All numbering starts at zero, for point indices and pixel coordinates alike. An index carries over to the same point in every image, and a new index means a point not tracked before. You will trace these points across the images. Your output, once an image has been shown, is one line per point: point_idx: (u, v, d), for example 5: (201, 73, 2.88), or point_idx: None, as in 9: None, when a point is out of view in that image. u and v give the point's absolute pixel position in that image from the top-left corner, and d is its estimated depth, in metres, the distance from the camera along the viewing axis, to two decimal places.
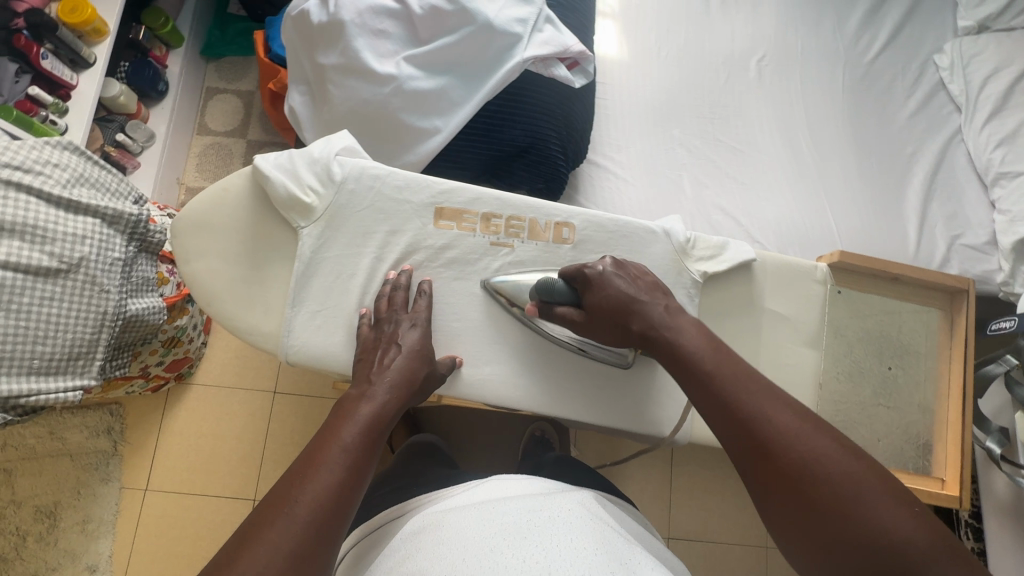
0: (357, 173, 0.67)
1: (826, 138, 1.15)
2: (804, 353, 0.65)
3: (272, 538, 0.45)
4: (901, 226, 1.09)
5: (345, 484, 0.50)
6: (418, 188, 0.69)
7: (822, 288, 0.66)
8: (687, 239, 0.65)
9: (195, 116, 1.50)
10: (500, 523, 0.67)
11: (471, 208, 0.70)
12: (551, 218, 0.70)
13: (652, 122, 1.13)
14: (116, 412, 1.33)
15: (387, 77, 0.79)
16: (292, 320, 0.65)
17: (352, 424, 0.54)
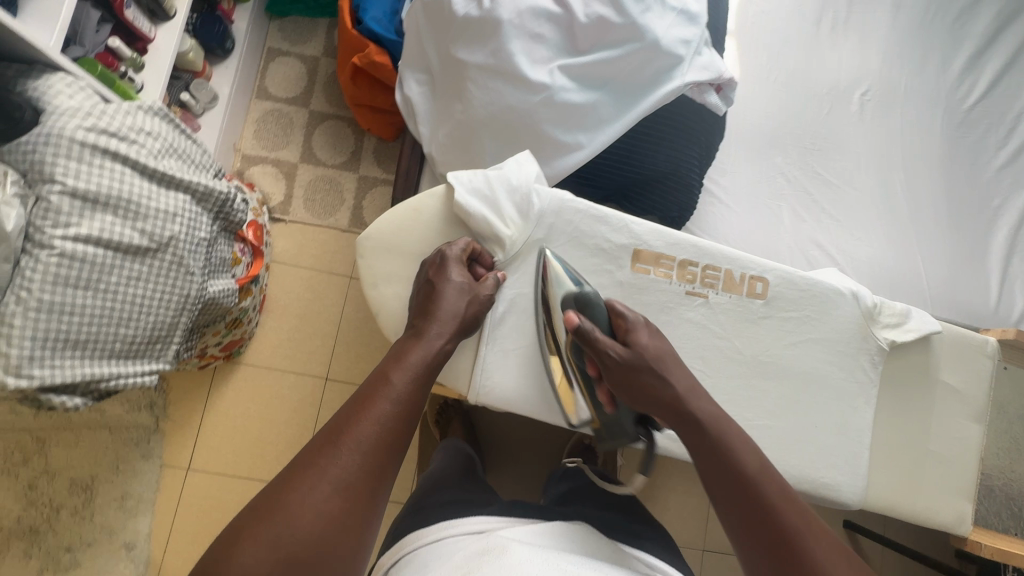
0: (556, 207, 0.65)
1: (921, 182, 1.15)
2: (971, 428, 0.65)
3: (315, 482, 0.47)
4: (984, 278, 1.12)
5: (398, 423, 0.52)
6: (616, 228, 0.65)
7: (992, 363, 0.65)
8: (877, 305, 0.63)
9: (255, 77, 1.40)
10: (573, 572, 0.58)
11: (668, 253, 0.65)
12: (748, 270, 0.64)
13: (755, 148, 1.11)
14: (160, 387, 1.27)
15: (540, 86, 0.75)
16: (483, 360, 0.67)
17: (405, 366, 0.56)
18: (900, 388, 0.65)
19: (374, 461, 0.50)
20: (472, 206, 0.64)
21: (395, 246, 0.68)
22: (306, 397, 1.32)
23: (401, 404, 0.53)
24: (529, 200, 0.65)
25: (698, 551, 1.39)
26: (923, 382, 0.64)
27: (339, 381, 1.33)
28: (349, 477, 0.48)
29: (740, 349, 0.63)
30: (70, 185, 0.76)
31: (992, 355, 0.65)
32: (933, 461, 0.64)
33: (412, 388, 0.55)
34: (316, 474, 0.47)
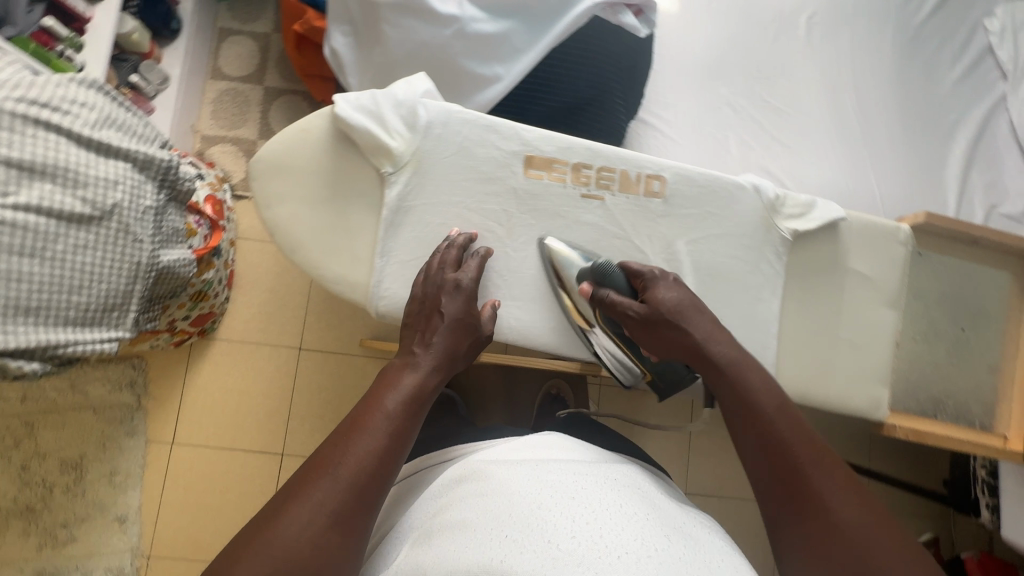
0: (443, 118, 0.62)
1: (872, 103, 1.13)
2: (885, 313, 0.65)
3: (297, 513, 0.45)
4: (941, 193, 1.10)
5: (384, 450, 0.50)
6: (507, 136, 0.64)
7: (905, 249, 0.65)
8: (778, 197, 0.62)
9: (209, 59, 1.42)
10: (549, 477, 0.56)
11: (561, 157, 0.65)
12: (643, 169, 0.65)
13: (698, 80, 1.10)
14: (139, 366, 1.31)
15: (449, 19, 0.75)
16: (383, 268, 0.62)
17: (396, 396, 0.53)
18: (809, 278, 0.65)
19: (358, 491, 0.48)
20: (355, 120, 0.61)
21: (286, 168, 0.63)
22: (281, 368, 1.35)
23: (393, 428, 0.51)
24: (414, 113, 0.61)
25: None
26: (833, 268, 0.64)
27: (313, 350, 1.36)
28: (329, 514, 0.46)
29: (644, 250, 0.64)
30: (5, 154, 0.78)
31: (904, 241, 0.65)
32: (846, 347, 0.64)
33: (402, 415, 0.52)
34: (296, 510, 0.46)
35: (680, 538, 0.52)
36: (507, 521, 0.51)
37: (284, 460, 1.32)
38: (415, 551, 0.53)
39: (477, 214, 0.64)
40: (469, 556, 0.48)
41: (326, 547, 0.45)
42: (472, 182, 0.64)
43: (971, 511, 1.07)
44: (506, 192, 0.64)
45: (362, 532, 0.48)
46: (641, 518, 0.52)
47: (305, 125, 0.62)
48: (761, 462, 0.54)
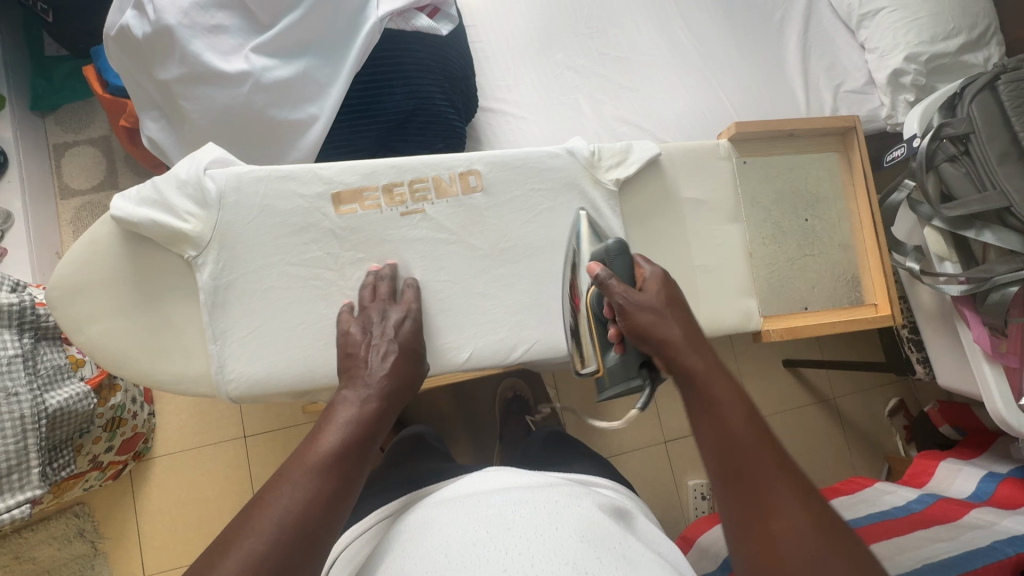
0: (234, 181, 0.54)
1: (702, 26, 1.16)
2: (728, 229, 0.69)
3: (241, 549, 0.39)
4: (788, 89, 1.14)
5: (331, 481, 0.45)
6: (305, 179, 0.56)
7: (729, 163, 0.69)
8: (592, 154, 0.63)
9: (52, 179, 1.34)
10: (489, 514, 0.58)
11: (369, 183, 0.58)
12: (455, 168, 0.60)
13: (533, 52, 1.11)
14: (83, 512, 1.23)
15: (241, 76, 0.72)
16: (222, 354, 0.54)
17: (343, 422, 0.48)
18: (649, 221, 0.66)
19: (303, 528, 0.42)
20: (136, 215, 0.53)
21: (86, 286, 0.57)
22: (232, 462, 1.30)
23: (342, 454, 0.47)
24: (200, 187, 0.53)
25: (660, 447, 1.43)
26: (671, 204, 0.67)
27: (259, 433, 1.32)
28: (267, 556, 0.39)
29: (478, 244, 0.61)
30: None
31: (725, 156, 0.69)
32: (701, 274, 0.67)
33: (350, 445, 0.47)
34: (228, 557, 0.39)
35: (613, 559, 0.53)
36: (443, 560, 0.53)
37: None
38: None
39: (305, 268, 0.56)
40: None
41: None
42: (283, 237, 0.56)
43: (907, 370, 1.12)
44: (321, 234, 0.56)
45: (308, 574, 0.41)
46: (572, 541, 0.54)
47: (87, 237, 0.56)
48: (727, 483, 0.48)
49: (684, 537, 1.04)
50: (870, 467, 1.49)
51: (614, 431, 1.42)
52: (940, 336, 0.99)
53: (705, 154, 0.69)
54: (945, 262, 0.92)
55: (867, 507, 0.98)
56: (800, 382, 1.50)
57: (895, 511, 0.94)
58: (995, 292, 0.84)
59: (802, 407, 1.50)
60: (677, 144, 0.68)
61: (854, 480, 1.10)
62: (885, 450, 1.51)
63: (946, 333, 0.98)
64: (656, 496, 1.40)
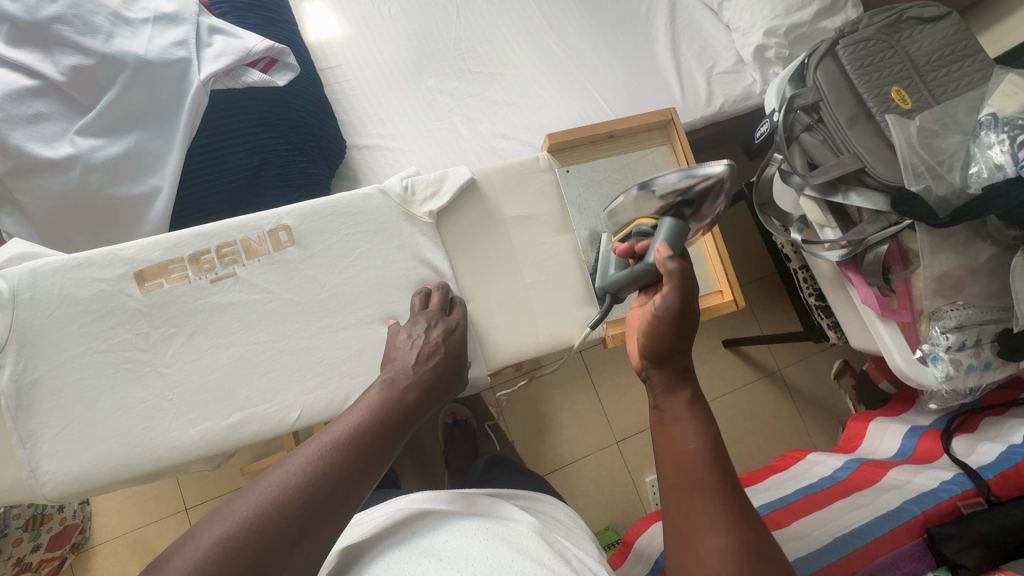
0: (27, 278, 0.53)
1: (570, 31, 1.17)
2: (558, 242, 0.69)
3: (268, 485, 0.45)
4: (663, 79, 1.15)
5: (350, 454, 0.49)
6: (107, 264, 0.55)
7: (551, 173, 0.70)
8: (402, 189, 0.62)
9: None
10: (424, 544, 0.55)
11: (175, 256, 0.57)
12: (262, 227, 0.59)
13: (403, 82, 1.10)
14: None
15: (68, 161, 0.71)
16: (33, 457, 0.53)
17: (382, 402, 0.54)
18: (479, 244, 0.67)
19: (320, 493, 0.46)
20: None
21: None
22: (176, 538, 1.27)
23: (372, 433, 0.52)
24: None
25: (612, 448, 1.42)
26: (498, 226, 0.67)
27: (201, 502, 1.29)
28: (282, 503, 0.44)
29: (298, 298, 0.60)
30: None
31: (546, 167, 0.69)
32: (537, 291, 0.68)
33: (374, 428, 0.52)
34: (248, 499, 0.44)
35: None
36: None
37: None
38: None
39: (114, 353, 0.55)
40: None
41: (283, 535, 0.43)
42: (86, 325, 0.55)
43: (822, 336, 1.12)
44: (124, 316, 0.55)
45: (327, 528, 0.46)
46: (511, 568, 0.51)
47: None
48: (675, 499, 0.51)
49: (624, 541, 1.03)
50: (825, 434, 1.49)
51: (564, 440, 1.41)
52: (839, 299, 0.99)
53: (525, 170, 0.69)
54: (826, 230, 0.92)
55: (796, 482, 0.97)
56: (742, 360, 1.50)
57: (822, 482, 0.93)
58: (870, 252, 0.85)
59: (748, 385, 1.49)
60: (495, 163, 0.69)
61: (790, 456, 1.09)
62: (838, 414, 1.51)
63: (843, 297, 0.98)
64: (614, 499, 1.38)
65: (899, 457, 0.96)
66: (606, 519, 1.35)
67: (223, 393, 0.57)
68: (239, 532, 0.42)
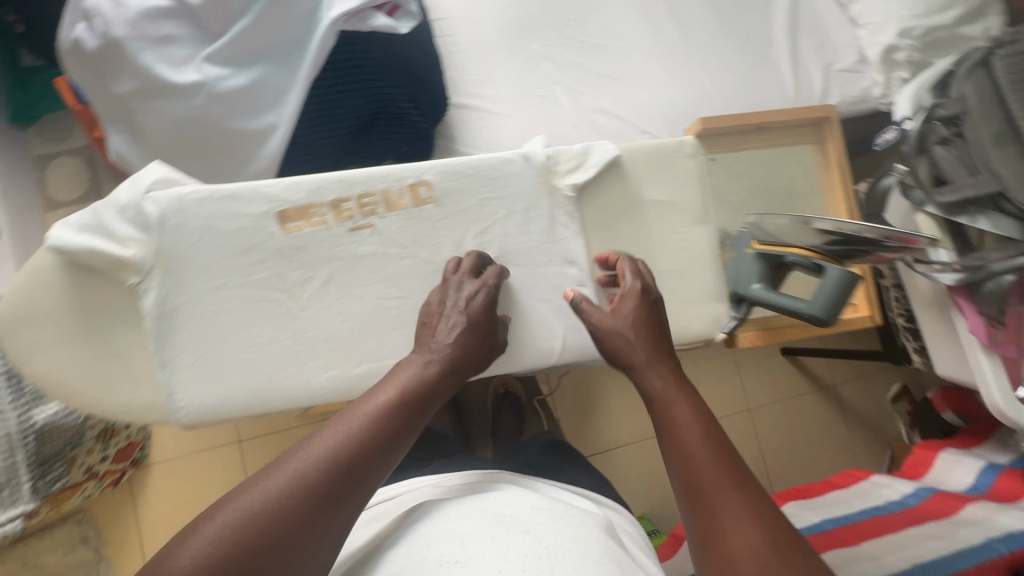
0: (175, 205, 0.54)
1: (683, 7, 1.12)
2: (696, 232, 0.67)
3: (287, 471, 0.44)
4: (777, 70, 1.09)
5: (368, 439, 0.47)
6: (249, 200, 0.56)
7: (697, 159, 0.67)
8: (549, 158, 0.62)
9: (38, 191, 1.34)
10: (504, 515, 0.59)
11: (315, 200, 0.57)
12: (404, 180, 0.59)
13: (508, 43, 1.07)
14: (86, 519, 1.26)
15: (194, 87, 0.70)
16: (170, 381, 0.55)
17: (396, 381, 0.51)
18: (616, 225, 0.65)
19: (336, 480, 0.45)
20: (76, 244, 0.53)
21: (25, 319, 0.56)
22: (228, 467, 1.31)
23: (387, 417, 0.49)
24: (140, 211, 0.53)
25: (655, 439, 1.42)
26: (635, 208, 0.66)
27: (253, 437, 1.33)
28: (298, 492, 0.43)
29: (431, 258, 0.60)
30: None
31: (691, 152, 0.67)
32: (667, 280, 0.66)
33: (391, 414, 0.49)
34: (264, 483, 0.44)
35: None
36: (457, 548, 0.54)
37: None
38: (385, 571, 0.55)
39: (252, 290, 0.56)
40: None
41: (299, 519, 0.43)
42: (227, 259, 0.56)
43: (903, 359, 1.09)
44: (268, 255, 0.55)
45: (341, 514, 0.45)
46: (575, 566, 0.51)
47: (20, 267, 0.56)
48: (707, 549, 0.44)
49: (673, 534, 1.03)
50: (871, 455, 1.46)
51: (610, 425, 1.41)
52: (936, 324, 0.95)
53: (671, 153, 0.67)
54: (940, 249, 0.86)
55: (861, 501, 0.95)
56: (799, 370, 1.47)
57: (890, 506, 0.92)
58: (991, 281, 0.81)
59: (801, 396, 1.46)
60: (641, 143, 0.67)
61: (851, 474, 1.08)
62: (887, 437, 1.48)
63: (942, 322, 0.94)
64: (651, 489, 1.38)
65: (972, 492, 0.93)
66: (641, 508, 1.37)
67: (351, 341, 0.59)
68: (258, 520, 0.41)
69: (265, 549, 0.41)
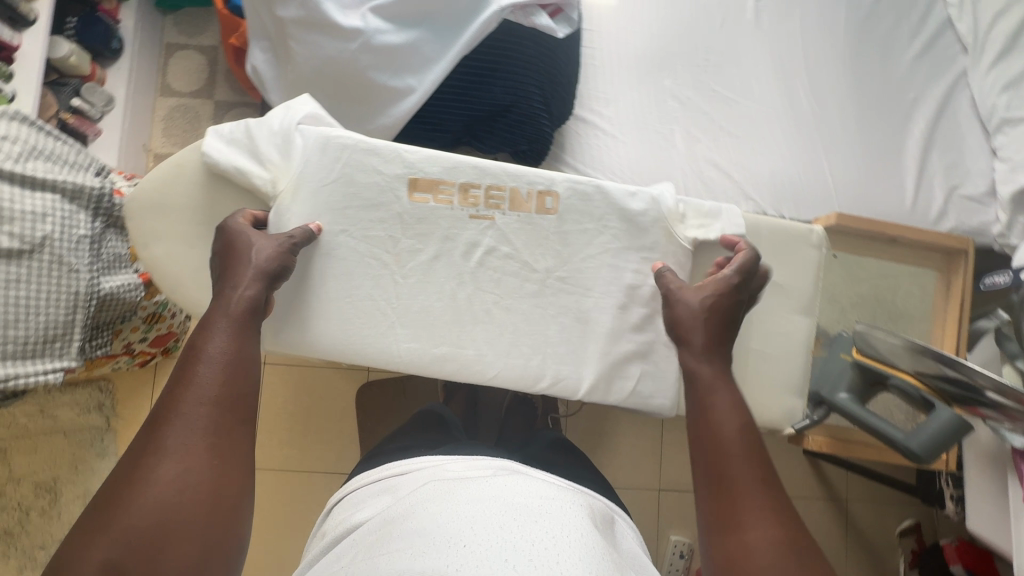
0: (321, 142, 0.60)
1: (824, 87, 1.09)
2: (799, 320, 0.68)
3: (167, 450, 0.47)
4: (899, 177, 1.06)
5: (225, 395, 0.50)
6: (388, 158, 0.62)
7: (819, 250, 0.68)
8: (675, 210, 0.64)
9: (157, 75, 1.40)
10: (514, 500, 0.53)
11: (447, 178, 0.63)
12: (534, 185, 0.63)
13: (643, 72, 1.07)
14: (106, 388, 1.32)
15: (353, 32, 0.73)
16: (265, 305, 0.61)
17: (215, 332, 0.53)
18: None
19: (210, 449, 0.48)
20: (225, 157, 0.60)
21: (162, 205, 0.63)
22: None
23: (228, 368, 0.52)
24: (289, 140, 0.60)
25: (653, 493, 1.40)
26: None
27: (277, 363, 1.36)
28: (187, 473, 0.46)
29: (535, 266, 0.63)
30: None
31: (817, 244, 0.68)
32: (759, 362, 0.67)
33: (235, 367, 0.52)
34: (161, 468, 0.46)
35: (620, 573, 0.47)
36: (467, 531, 0.47)
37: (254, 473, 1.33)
38: (371, 552, 0.48)
39: (367, 244, 0.61)
40: (423, 560, 0.44)
41: (216, 473, 0.48)
42: (354, 209, 0.61)
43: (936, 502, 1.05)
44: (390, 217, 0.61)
45: (244, 442, 0.50)
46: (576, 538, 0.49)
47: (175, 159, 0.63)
48: (716, 539, 0.47)
49: None
50: None
51: (614, 465, 1.40)
52: (983, 480, 0.91)
53: (794, 236, 0.68)
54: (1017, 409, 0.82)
55: None
56: (817, 474, 1.43)
57: None
58: None
59: (811, 499, 1.42)
60: (769, 220, 0.68)
61: None
62: (886, 569, 1.42)
63: (995, 480, 0.90)
64: None
65: None
66: None
67: (434, 320, 0.62)
68: (164, 509, 0.44)
69: (203, 511, 0.45)
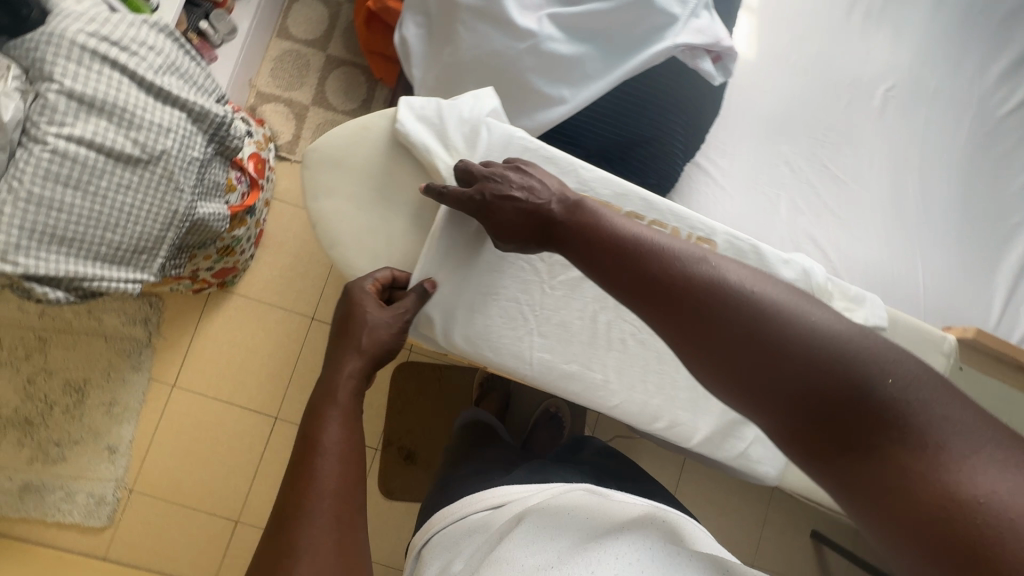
0: (504, 140, 0.71)
1: (933, 190, 1.10)
2: None
3: (298, 549, 0.47)
4: (986, 296, 1.07)
5: (342, 482, 0.52)
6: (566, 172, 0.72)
7: (935, 356, 0.84)
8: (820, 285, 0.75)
9: (278, 16, 1.42)
10: (591, 522, 0.59)
11: (615, 203, 0.73)
12: (695, 231, 0.74)
13: (763, 132, 1.07)
14: (156, 305, 1.33)
15: (527, 33, 0.74)
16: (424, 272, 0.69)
17: (327, 424, 0.55)
18: None
19: (336, 542, 0.49)
20: (416, 132, 0.70)
21: (342, 163, 0.72)
22: (290, 333, 1.36)
23: (342, 458, 0.53)
24: (478, 131, 0.70)
25: None
26: None
27: (325, 322, 1.36)
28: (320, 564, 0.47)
29: None
30: (67, 85, 0.79)
31: (948, 352, 0.85)
32: None
33: (349, 455, 0.54)
34: (300, 565, 0.46)
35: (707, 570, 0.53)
36: (553, 558, 0.53)
37: (277, 423, 1.33)
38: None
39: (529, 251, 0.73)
40: None
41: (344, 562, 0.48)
42: None
43: None
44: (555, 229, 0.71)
45: (361, 528, 0.52)
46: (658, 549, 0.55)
47: (363, 125, 0.72)
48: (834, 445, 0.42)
49: None
50: None
51: None
52: None
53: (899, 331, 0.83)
54: None
55: None
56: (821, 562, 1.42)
57: None
58: None
59: None
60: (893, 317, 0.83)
61: None
62: None
63: None
64: None
65: None
66: None
67: (571, 337, 0.74)
68: None
69: None
